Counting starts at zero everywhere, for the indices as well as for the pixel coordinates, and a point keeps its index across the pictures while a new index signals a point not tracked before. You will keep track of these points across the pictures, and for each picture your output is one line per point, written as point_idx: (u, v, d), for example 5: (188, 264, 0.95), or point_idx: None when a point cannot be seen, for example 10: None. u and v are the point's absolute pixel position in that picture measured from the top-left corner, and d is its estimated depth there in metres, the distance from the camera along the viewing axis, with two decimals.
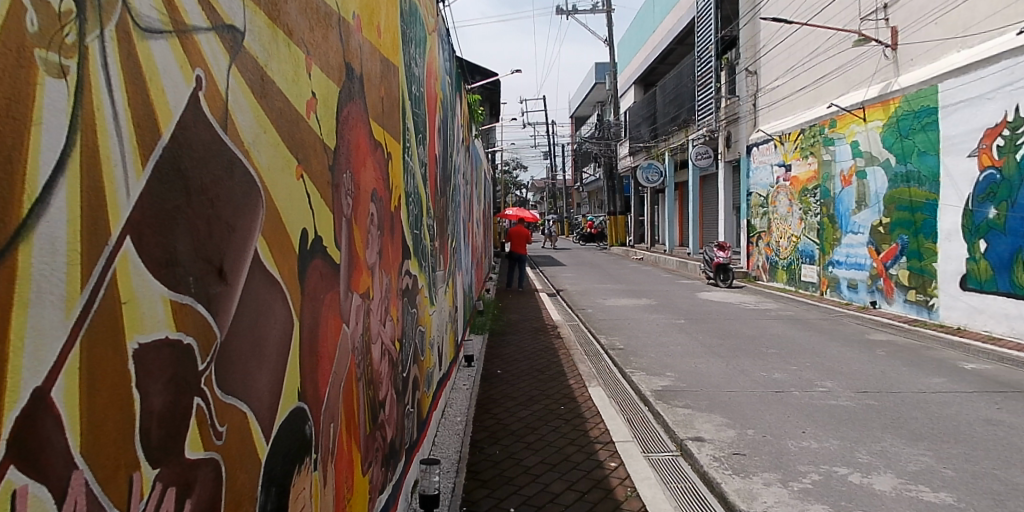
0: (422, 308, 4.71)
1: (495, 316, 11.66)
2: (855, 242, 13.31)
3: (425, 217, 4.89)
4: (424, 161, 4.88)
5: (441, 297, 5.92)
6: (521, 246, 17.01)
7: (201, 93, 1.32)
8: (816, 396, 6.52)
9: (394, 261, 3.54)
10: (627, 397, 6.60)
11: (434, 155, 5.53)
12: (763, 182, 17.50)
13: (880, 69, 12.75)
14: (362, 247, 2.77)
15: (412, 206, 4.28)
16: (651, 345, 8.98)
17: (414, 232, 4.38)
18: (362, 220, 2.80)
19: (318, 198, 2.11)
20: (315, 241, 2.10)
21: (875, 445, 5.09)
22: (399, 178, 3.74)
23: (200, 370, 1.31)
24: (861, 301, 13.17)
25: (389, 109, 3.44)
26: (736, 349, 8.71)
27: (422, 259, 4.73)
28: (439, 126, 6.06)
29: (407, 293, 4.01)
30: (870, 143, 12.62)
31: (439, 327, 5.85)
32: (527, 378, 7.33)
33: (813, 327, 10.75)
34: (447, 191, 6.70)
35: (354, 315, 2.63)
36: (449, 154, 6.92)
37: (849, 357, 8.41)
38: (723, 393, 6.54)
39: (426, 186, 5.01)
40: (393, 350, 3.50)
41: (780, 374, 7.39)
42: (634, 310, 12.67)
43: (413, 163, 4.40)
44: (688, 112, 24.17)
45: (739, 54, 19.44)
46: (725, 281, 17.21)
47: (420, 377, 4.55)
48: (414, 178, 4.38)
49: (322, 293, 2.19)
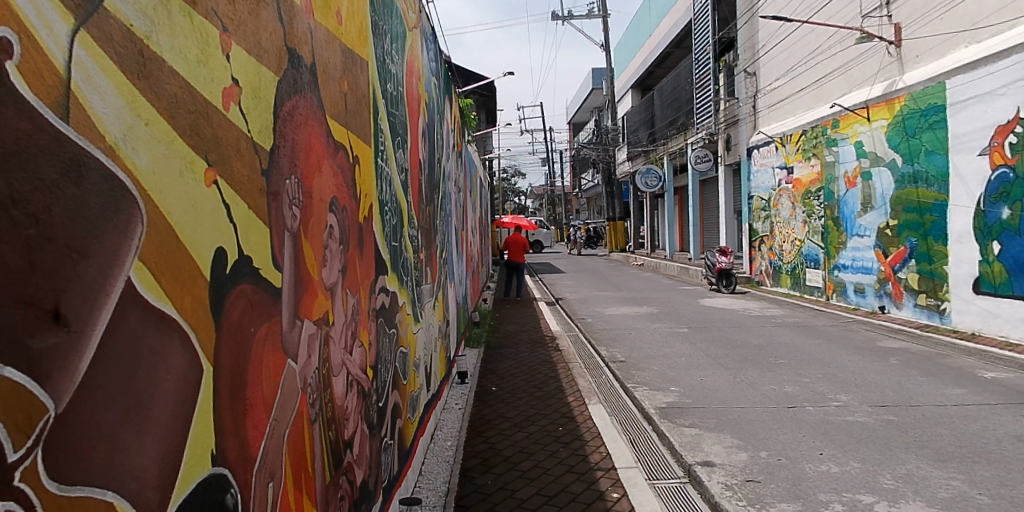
0: (404, 328, 4.31)
1: (492, 328, 11.25)
2: (862, 245, 12.90)
3: (407, 228, 4.52)
4: (404, 167, 4.49)
5: (428, 311, 5.55)
6: (519, 254, 16.63)
7: (13, 63, 0.94)
8: (831, 412, 6.10)
9: (365, 279, 3.16)
10: (629, 415, 6.18)
11: (417, 160, 5.14)
12: (764, 185, 17.12)
13: (883, 67, 12.38)
14: (317, 264, 2.39)
15: (389, 217, 3.88)
16: (654, 357, 8.56)
17: (392, 244, 3.99)
18: (317, 235, 2.41)
19: (243, 210, 1.73)
20: (239, 262, 1.71)
21: (900, 468, 4.68)
22: (370, 184, 3.36)
23: (11, 461, 0.94)
24: (868, 306, 12.75)
25: (355, 108, 3.07)
26: (743, 361, 8.29)
27: (403, 274, 4.34)
28: (425, 130, 5.68)
29: (384, 313, 3.63)
30: (875, 142, 12.24)
31: (427, 345, 5.48)
32: (523, 394, 6.92)
33: (822, 334, 10.34)
34: (435, 198, 6.31)
35: (305, 345, 2.25)
36: (437, 160, 6.53)
37: (863, 366, 7.99)
38: (732, 410, 6.13)
39: (408, 193, 4.61)
40: (365, 380, 3.11)
41: (790, 387, 6.98)
42: (636, 319, 12.24)
43: (391, 170, 4.01)
44: (687, 116, 23.82)
45: (738, 55, 19.09)
46: (728, 287, 16.81)
47: (402, 404, 4.15)
48: (391, 184, 3.99)
49: (253, 326, 1.80)
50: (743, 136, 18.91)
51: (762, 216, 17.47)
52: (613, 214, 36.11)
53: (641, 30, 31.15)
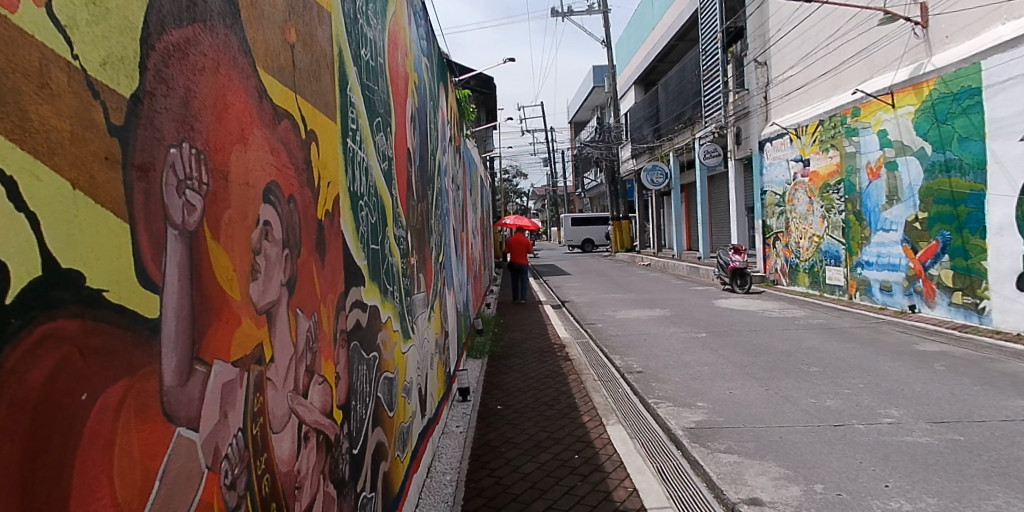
0: (389, 351, 3.57)
1: (496, 335, 10.52)
2: (887, 241, 12.14)
3: (392, 228, 3.78)
4: (387, 156, 3.74)
5: (423, 324, 4.82)
6: (522, 256, 15.94)
7: None
8: (885, 431, 5.33)
9: (329, 295, 2.43)
10: (654, 437, 5.43)
11: (405, 148, 4.40)
12: (778, 179, 16.35)
13: (909, 50, 11.64)
14: (241, 278, 1.66)
15: (366, 214, 3.14)
16: (674, 366, 7.82)
17: (371, 248, 3.23)
18: (243, 234, 1.68)
19: (57, 189, 1.02)
20: (50, 278, 0.99)
21: (986, 504, 3.92)
22: (338, 168, 2.63)
23: None
24: (897, 305, 11.97)
25: (310, 69, 2.33)
26: (773, 369, 7.54)
27: (387, 284, 3.60)
28: (415, 114, 4.94)
29: (360, 333, 2.89)
30: (901, 130, 11.44)
31: (422, 364, 4.71)
32: (533, 413, 6.17)
33: (852, 338, 9.58)
34: (429, 194, 5.57)
35: (215, 399, 1.51)
36: (430, 152, 5.78)
37: (906, 374, 7.22)
38: (772, 430, 5.38)
39: (393, 187, 3.87)
40: (330, 427, 2.37)
41: (832, 401, 6.24)
42: (649, 323, 11.48)
43: (369, 158, 3.27)
44: (693, 110, 23.07)
45: (747, 45, 18.39)
46: (743, 287, 16.09)
47: (386, 444, 3.38)
48: (370, 174, 3.25)
49: (84, 388, 1.06)
50: (755, 128, 18.19)
51: (776, 212, 16.71)
52: (617, 214, 35.47)
53: (643, 24, 30.44)
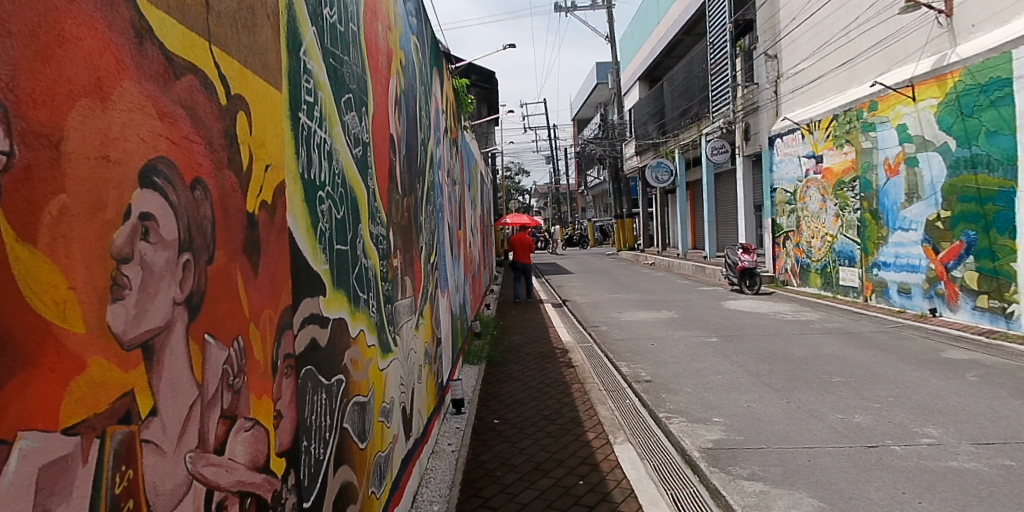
0: (362, 372, 3.00)
1: (495, 339, 9.99)
2: (906, 241, 11.56)
3: (367, 228, 3.21)
4: (362, 140, 3.17)
5: (409, 334, 4.26)
6: (525, 255, 15.42)
7: None
8: (927, 455, 4.74)
9: (264, 313, 1.86)
10: (666, 459, 4.89)
11: (387, 136, 3.82)
12: (789, 176, 15.77)
13: (931, 41, 11.04)
14: (87, 299, 1.12)
15: (328, 208, 2.56)
16: (685, 375, 7.28)
17: (336, 250, 2.66)
18: (93, 235, 1.14)
19: None
20: None
21: None
22: (283, 148, 2.08)
23: None
24: (916, 308, 11.38)
25: (235, 16, 1.77)
26: (792, 380, 6.99)
27: (359, 293, 3.02)
28: (401, 99, 4.38)
29: (317, 357, 2.33)
30: (922, 125, 10.85)
31: (406, 379, 4.15)
32: (534, 429, 5.62)
33: (872, 344, 9.01)
34: (418, 186, 5.01)
35: (24, 492, 0.98)
36: (420, 142, 5.23)
37: (938, 386, 6.64)
38: (798, 452, 4.82)
39: (369, 176, 3.30)
40: (264, 487, 1.81)
41: (861, 416, 5.68)
42: (655, 327, 10.95)
43: (335, 141, 2.69)
44: (700, 105, 22.47)
45: (757, 38, 17.81)
46: (752, 288, 15.55)
47: (354, 485, 2.81)
48: (335, 161, 2.68)
49: None
50: (764, 124, 17.61)
51: (786, 210, 16.15)
52: (621, 212, 34.98)
53: (648, 19, 29.82)
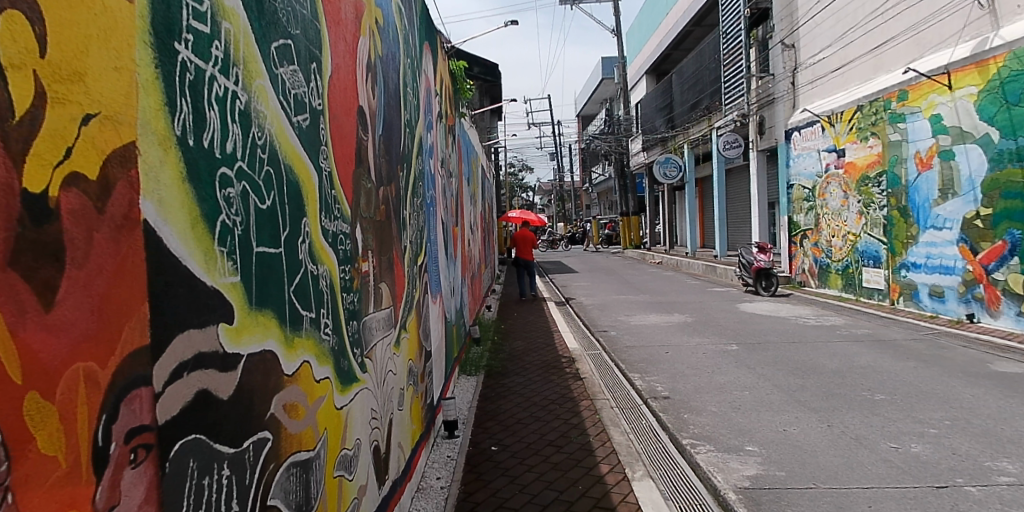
0: (305, 420, 2.19)
1: (496, 345, 9.24)
2: (938, 240, 10.72)
3: (318, 222, 2.40)
4: (310, 107, 2.37)
5: (384, 354, 3.47)
6: (528, 252, 14.61)
7: None
8: (1010, 499, 3.93)
9: (72, 367, 1.09)
10: (694, 499, 4.10)
11: (354, 108, 3.03)
12: (808, 171, 14.93)
13: (971, 23, 10.19)
14: None
15: (244, 193, 1.75)
16: (708, 391, 6.48)
17: (258, 253, 1.85)
18: None
19: None
20: None
21: None
22: (133, 90, 1.28)
23: None
24: (951, 313, 10.56)
25: None
26: (830, 397, 6.18)
27: (302, 311, 2.21)
28: (376, 66, 3.57)
29: (211, 418, 1.54)
30: (959, 114, 10.01)
31: (381, 411, 3.36)
32: (537, 460, 4.82)
33: (910, 354, 8.19)
34: (401, 174, 4.20)
35: None
36: (403, 124, 4.42)
37: (999, 407, 5.83)
38: (855, 495, 4.02)
39: (323, 156, 2.49)
40: None
41: (919, 446, 4.87)
42: (667, 332, 10.16)
43: (258, 97, 1.88)
44: (711, 98, 21.59)
45: (773, 26, 16.95)
46: (767, 289, 14.74)
47: None
48: (259, 124, 1.88)
49: None
50: (780, 116, 16.78)
51: (804, 207, 15.32)
52: (626, 209, 34.14)
53: (656, 10, 28.95)
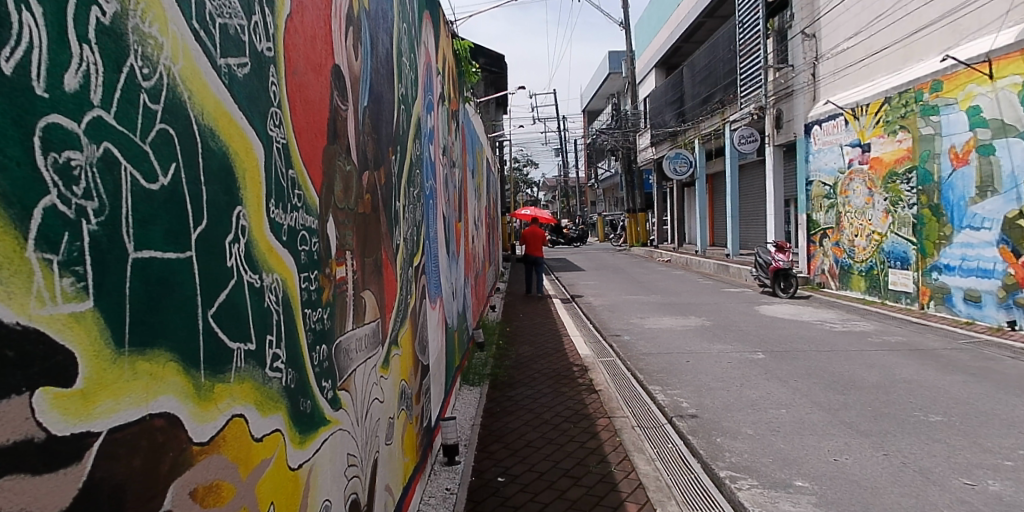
0: (234, 502, 1.48)
1: (500, 351, 8.56)
2: (975, 241, 9.99)
3: (264, 213, 1.70)
4: (253, 50, 1.67)
5: (365, 380, 2.76)
6: (539, 249, 13.91)
7: None
8: None
9: None
10: None
11: (326, 66, 2.33)
12: (829, 167, 14.20)
13: (1016, 7, 9.38)
14: None
15: (105, 161, 1.06)
16: (740, 409, 5.77)
17: (139, 259, 1.14)
18: None
19: None
20: None
21: None
22: None
23: None
24: (989, 320, 9.83)
25: None
26: (879, 419, 5.46)
27: (232, 343, 1.50)
28: (360, 19, 2.87)
29: None
30: (1000, 106, 9.25)
31: (360, 451, 2.66)
32: (552, 495, 4.11)
33: (955, 366, 7.45)
34: (393, 158, 3.54)
35: None
36: (397, 98, 3.74)
37: None
38: None
39: (272, 123, 1.79)
40: None
41: (998, 484, 4.16)
42: (686, 337, 9.43)
43: (142, 12, 1.18)
44: (725, 91, 20.80)
45: (793, 16, 16.19)
46: (786, 290, 14.00)
47: None
48: (145, 54, 1.18)
49: None
50: (799, 109, 16.02)
51: (824, 205, 14.59)
52: (633, 206, 33.40)
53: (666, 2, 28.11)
